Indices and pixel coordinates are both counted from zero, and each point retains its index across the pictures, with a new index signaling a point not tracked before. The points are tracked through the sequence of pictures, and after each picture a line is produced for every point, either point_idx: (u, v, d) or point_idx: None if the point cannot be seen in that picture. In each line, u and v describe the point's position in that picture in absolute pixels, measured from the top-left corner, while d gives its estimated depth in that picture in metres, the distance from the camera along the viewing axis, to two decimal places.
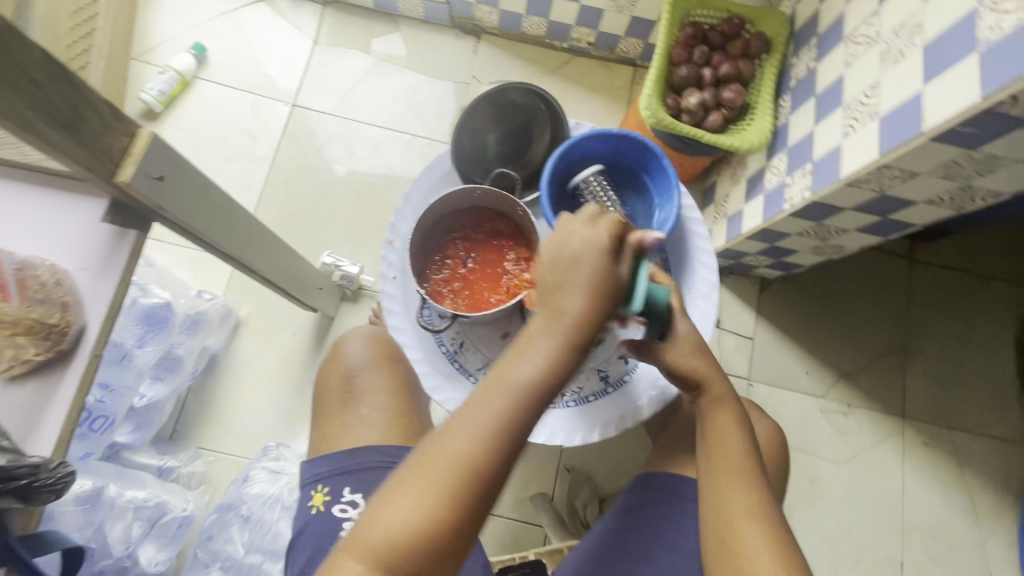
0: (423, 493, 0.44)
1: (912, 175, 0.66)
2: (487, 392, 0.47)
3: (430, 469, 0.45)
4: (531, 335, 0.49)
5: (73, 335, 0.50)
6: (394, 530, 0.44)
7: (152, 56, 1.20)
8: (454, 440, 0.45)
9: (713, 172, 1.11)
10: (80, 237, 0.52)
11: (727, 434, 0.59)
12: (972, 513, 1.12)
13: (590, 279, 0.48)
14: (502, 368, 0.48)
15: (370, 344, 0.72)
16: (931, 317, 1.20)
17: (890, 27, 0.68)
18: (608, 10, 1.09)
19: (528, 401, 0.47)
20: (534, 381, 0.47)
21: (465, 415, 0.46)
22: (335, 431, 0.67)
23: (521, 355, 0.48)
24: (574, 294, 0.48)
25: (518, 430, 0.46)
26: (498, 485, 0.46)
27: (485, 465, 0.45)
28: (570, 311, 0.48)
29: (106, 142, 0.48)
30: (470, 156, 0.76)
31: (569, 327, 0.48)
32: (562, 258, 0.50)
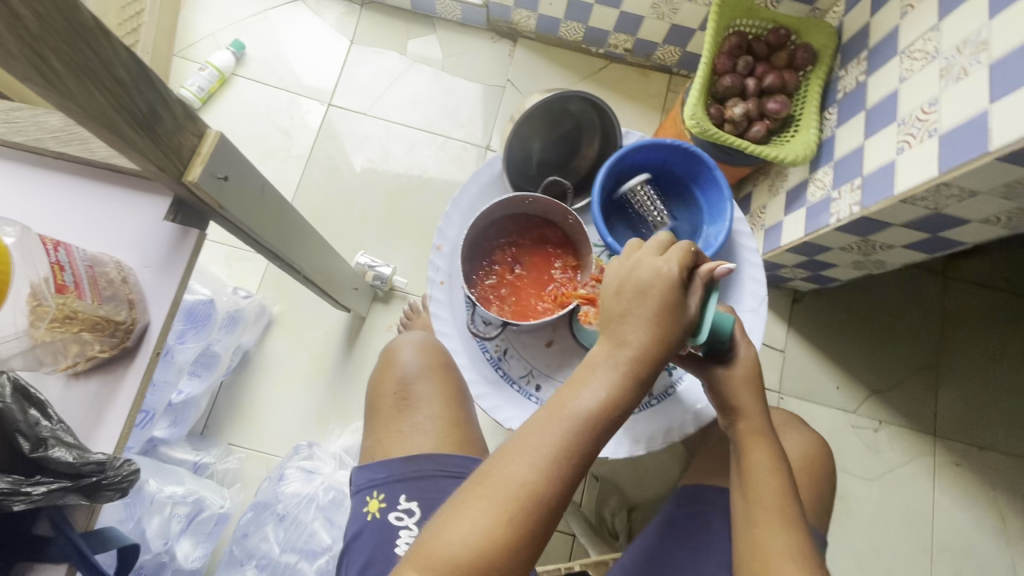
0: (485, 517, 0.43)
1: (971, 195, 0.65)
2: (548, 417, 0.46)
3: (492, 491, 0.44)
4: (592, 362, 0.48)
5: (137, 333, 0.51)
6: (454, 552, 0.43)
7: (192, 53, 1.20)
8: (515, 464, 0.44)
9: (748, 182, 1.10)
10: (142, 235, 0.52)
11: (765, 471, 0.56)
12: (1003, 535, 1.11)
13: (657, 309, 0.47)
14: (563, 394, 0.47)
15: (424, 351, 0.72)
16: (964, 334, 1.18)
17: (951, 43, 0.67)
18: (648, 17, 1.08)
19: (591, 429, 0.45)
20: (597, 408, 0.45)
21: (526, 438, 0.45)
22: (390, 438, 0.67)
23: (584, 381, 0.47)
24: (640, 325, 0.47)
25: (580, 458, 0.45)
26: (559, 513, 0.45)
27: (547, 492, 0.44)
28: (635, 341, 0.47)
29: (179, 143, 0.48)
30: (518, 163, 0.76)
31: (631, 355, 0.47)
32: (628, 285, 0.49)
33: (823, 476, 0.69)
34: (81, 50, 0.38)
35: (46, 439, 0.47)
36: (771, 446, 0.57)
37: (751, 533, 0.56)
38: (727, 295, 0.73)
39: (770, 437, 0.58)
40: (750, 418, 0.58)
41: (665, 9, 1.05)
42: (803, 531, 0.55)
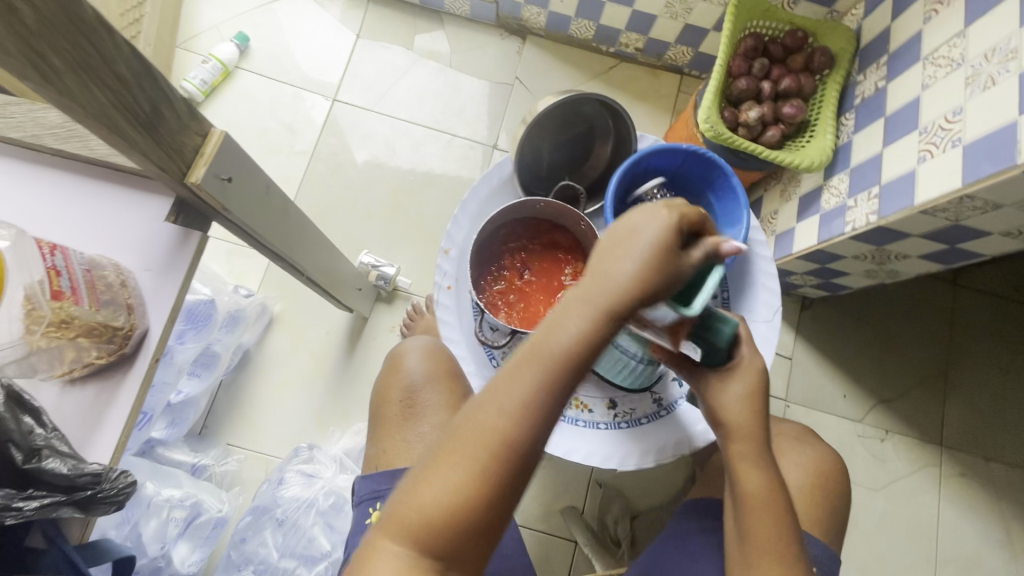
0: (459, 475, 0.39)
1: (995, 207, 0.64)
2: (521, 360, 0.39)
3: (465, 446, 0.39)
4: (570, 299, 0.40)
5: (136, 339, 0.49)
6: (427, 513, 0.39)
7: (194, 45, 1.18)
8: (487, 414, 0.39)
9: (759, 186, 1.08)
10: (142, 237, 0.51)
11: (764, 504, 0.51)
12: (1008, 548, 1.10)
13: (650, 244, 0.40)
14: (537, 332, 0.40)
15: (429, 357, 0.69)
16: (974, 343, 1.16)
17: (978, 51, 0.65)
18: (661, 16, 1.06)
19: (571, 372, 0.39)
20: (576, 348, 0.39)
21: (499, 388, 0.39)
22: (395, 448, 0.66)
23: (560, 320, 0.40)
24: (627, 260, 0.40)
25: (558, 403, 0.39)
26: (540, 461, 0.40)
27: (525, 442, 0.39)
28: (621, 282, 0.39)
29: (181, 142, 0.46)
30: (529, 165, 0.74)
31: (616, 293, 0.39)
32: (619, 235, 0.41)
33: (835, 491, 0.68)
34: (81, 45, 0.36)
35: (40, 449, 0.46)
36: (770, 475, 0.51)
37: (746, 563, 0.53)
38: (740, 305, 0.72)
39: (769, 461, 0.52)
40: (744, 439, 0.52)
41: (679, 9, 1.03)
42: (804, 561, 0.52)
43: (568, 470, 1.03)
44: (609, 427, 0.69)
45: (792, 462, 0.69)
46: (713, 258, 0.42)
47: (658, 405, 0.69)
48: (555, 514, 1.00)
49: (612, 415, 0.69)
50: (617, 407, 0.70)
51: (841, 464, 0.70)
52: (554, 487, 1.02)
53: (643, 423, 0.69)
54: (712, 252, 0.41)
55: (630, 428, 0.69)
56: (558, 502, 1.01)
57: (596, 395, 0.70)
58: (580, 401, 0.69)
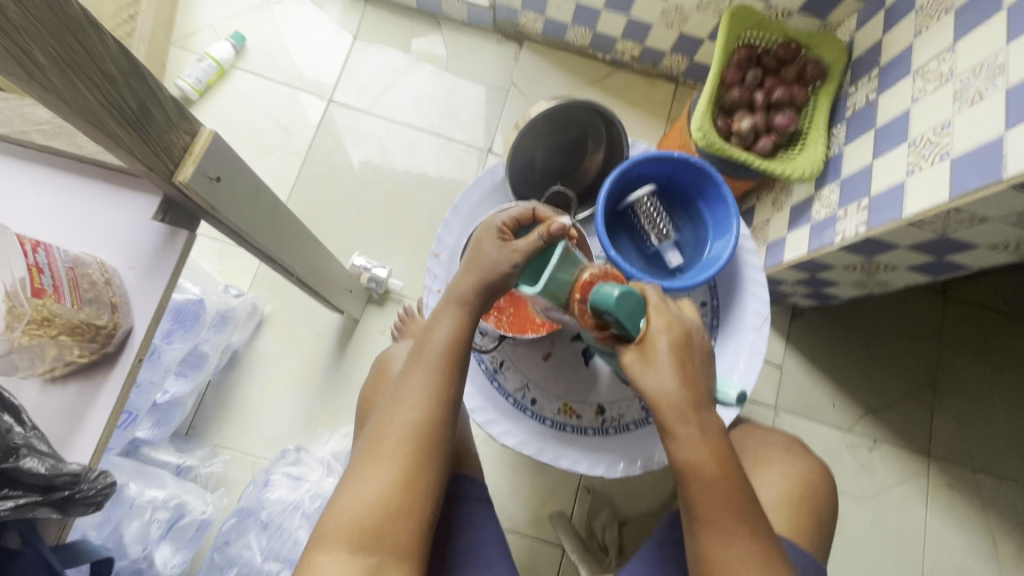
0: (382, 468, 0.48)
1: (982, 220, 0.64)
2: (413, 366, 0.52)
3: (381, 446, 0.49)
4: (442, 307, 0.54)
5: (119, 338, 0.49)
6: (363, 506, 0.47)
7: (191, 43, 1.18)
8: (394, 416, 0.50)
9: (751, 196, 1.09)
10: (128, 235, 0.51)
11: (701, 471, 0.48)
12: (993, 559, 1.10)
13: (492, 248, 0.54)
14: (420, 342, 0.53)
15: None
16: (962, 355, 1.17)
17: (966, 66, 0.66)
18: (657, 24, 1.06)
19: (448, 358, 0.52)
20: (452, 342, 0.52)
21: (401, 390, 0.51)
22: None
23: (434, 324, 0.54)
24: (473, 267, 0.54)
25: (449, 391, 0.51)
26: (445, 435, 0.51)
27: (427, 426, 0.50)
28: (473, 281, 0.54)
29: (169, 141, 0.46)
30: (522, 170, 0.74)
31: (468, 290, 0.54)
32: (473, 250, 0.56)
33: (821, 502, 0.68)
34: (67, 41, 0.36)
35: (17, 448, 0.45)
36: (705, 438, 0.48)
37: (696, 542, 0.49)
38: (728, 313, 0.72)
39: (702, 425, 0.48)
40: (671, 404, 0.48)
41: (674, 18, 1.03)
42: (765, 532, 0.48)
43: (557, 475, 1.03)
44: (596, 433, 0.69)
45: (778, 471, 0.69)
46: (550, 240, 0.51)
47: (645, 412, 0.69)
48: (543, 520, 1.00)
49: (601, 421, 0.69)
50: (606, 412, 0.70)
51: (827, 475, 0.71)
52: (543, 492, 1.01)
53: (630, 430, 0.69)
54: (546, 236, 0.51)
55: (618, 434, 0.69)
56: (546, 508, 1.00)
57: (585, 400, 0.70)
58: (569, 406, 0.70)
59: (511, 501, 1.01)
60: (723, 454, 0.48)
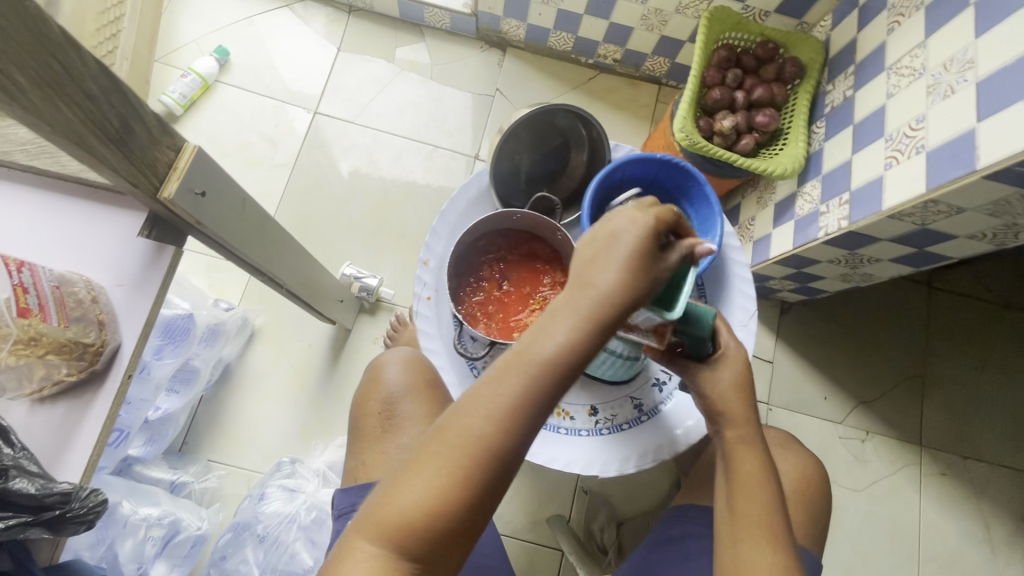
0: (435, 477, 0.40)
1: (958, 211, 0.65)
2: (502, 372, 0.41)
3: (440, 453, 0.41)
4: (558, 309, 0.42)
5: (107, 355, 0.49)
6: (405, 515, 0.41)
7: (175, 59, 1.18)
8: (464, 424, 0.41)
9: (737, 194, 1.10)
10: (116, 253, 0.51)
11: (756, 483, 0.53)
12: (988, 544, 1.11)
13: (626, 251, 0.42)
14: (515, 349, 0.42)
15: (409, 368, 0.69)
16: (949, 344, 1.19)
17: (937, 61, 0.68)
18: (637, 28, 1.08)
19: (546, 378, 0.41)
20: (557, 359, 0.41)
21: (483, 393, 0.41)
22: (376, 459, 0.64)
23: (540, 327, 0.42)
24: (610, 266, 0.42)
25: (535, 414, 0.41)
26: (520, 459, 0.42)
27: (502, 451, 0.40)
28: (609, 286, 0.41)
29: (153, 157, 0.46)
30: (507, 177, 0.75)
31: (601, 296, 0.41)
32: (600, 238, 0.43)
33: (818, 499, 0.68)
34: (47, 62, 0.36)
35: (7, 469, 0.45)
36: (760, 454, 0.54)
37: (734, 545, 0.53)
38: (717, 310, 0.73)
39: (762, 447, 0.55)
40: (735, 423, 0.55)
41: (655, 21, 1.05)
42: (788, 545, 0.52)
43: (554, 478, 1.03)
44: (591, 434, 0.70)
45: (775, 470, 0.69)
46: (688, 258, 0.43)
47: (639, 411, 0.70)
48: (542, 523, 1.00)
49: (595, 424, 0.70)
50: (599, 413, 0.70)
51: (824, 471, 0.71)
52: (540, 495, 1.02)
53: (624, 429, 0.70)
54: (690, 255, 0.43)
55: (612, 434, 0.70)
56: (544, 511, 1.01)
57: (578, 402, 0.71)
58: (561, 409, 0.70)
59: (509, 506, 1.01)
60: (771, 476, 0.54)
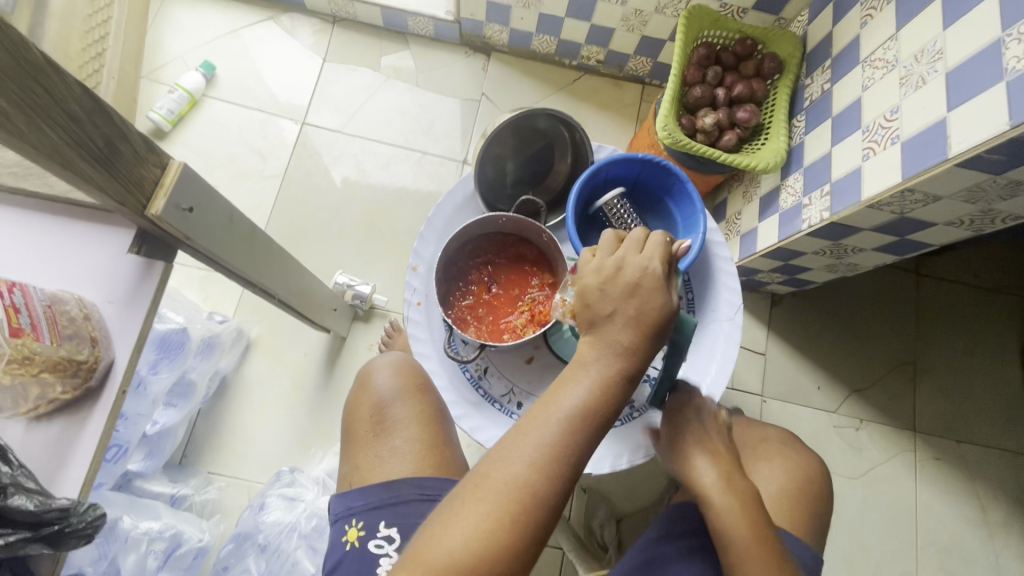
0: (474, 528, 0.40)
1: (935, 199, 0.66)
2: (537, 416, 0.44)
3: (480, 500, 0.41)
4: (583, 363, 0.46)
5: (101, 371, 0.50)
6: (445, 564, 0.39)
7: (161, 75, 1.19)
8: (505, 470, 0.42)
9: (724, 189, 1.12)
10: (107, 270, 0.52)
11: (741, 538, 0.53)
12: (985, 527, 1.12)
13: (644, 305, 0.46)
14: (548, 395, 0.45)
15: (400, 372, 0.69)
16: (939, 330, 1.20)
17: (908, 53, 0.69)
18: (618, 29, 1.09)
19: (581, 426, 0.43)
20: (589, 402, 0.44)
21: (520, 438, 0.43)
22: (368, 464, 0.64)
23: (571, 378, 0.45)
24: (632, 320, 0.46)
25: (574, 458, 0.43)
26: (559, 512, 0.42)
27: (543, 498, 0.41)
28: (636, 336, 0.46)
29: (139, 175, 0.47)
30: (492, 181, 0.76)
31: (631, 347, 0.46)
32: (617, 290, 0.47)
33: (810, 489, 0.69)
34: (30, 86, 0.37)
35: (6, 487, 0.46)
36: (738, 501, 0.54)
37: None
38: (703, 305, 0.74)
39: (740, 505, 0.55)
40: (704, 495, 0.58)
41: (635, 22, 1.06)
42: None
43: None
44: None
45: (768, 465, 0.70)
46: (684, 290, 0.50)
47: (630, 408, 0.71)
48: None
49: None
50: None
51: (816, 461, 0.72)
52: None
53: (617, 426, 0.71)
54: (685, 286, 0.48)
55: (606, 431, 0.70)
56: None
57: None
58: None
59: None
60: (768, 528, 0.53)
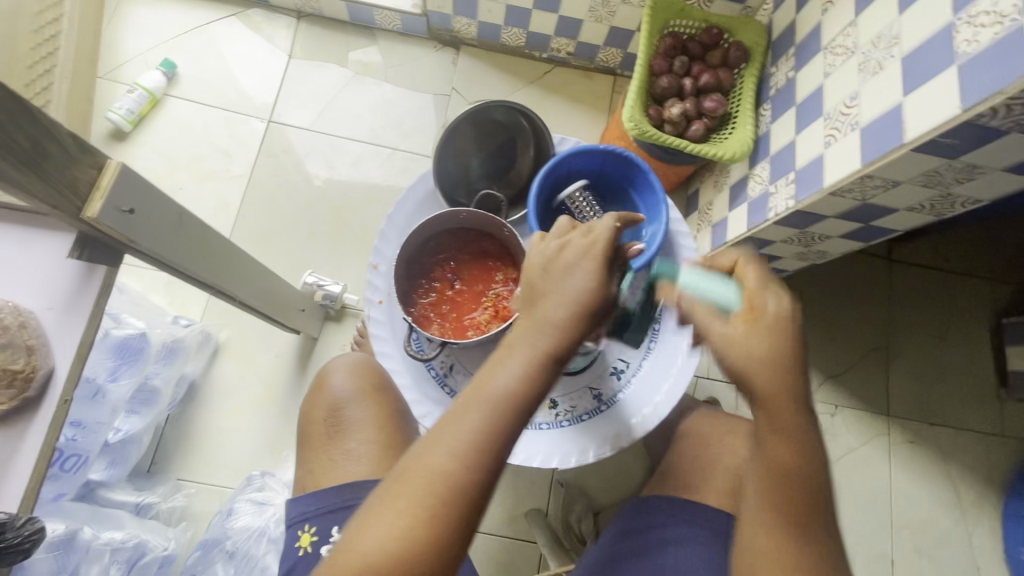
0: (396, 521, 0.40)
1: (894, 184, 0.66)
2: (464, 404, 0.44)
3: (403, 493, 0.41)
4: (511, 346, 0.46)
5: (40, 380, 0.49)
6: (369, 558, 0.40)
7: (120, 74, 1.16)
8: (426, 462, 0.42)
9: (696, 180, 1.12)
10: (46, 277, 0.51)
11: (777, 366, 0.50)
12: (958, 508, 1.14)
13: (578, 288, 0.46)
14: (476, 382, 0.45)
15: (355, 373, 0.69)
16: (911, 315, 1.22)
17: (867, 38, 0.69)
18: (586, 20, 1.08)
19: (506, 411, 0.43)
20: (515, 388, 0.44)
21: (445, 427, 0.43)
22: (322, 467, 0.64)
23: (498, 364, 0.45)
24: (566, 301, 0.46)
25: (500, 444, 0.43)
26: (487, 497, 0.43)
27: (467, 486, 0.41)
28: (568, 318, 0.45)
29: (72, 176, 0.45)
30: (454, 176, 0.75)
31: (561, 328, 0.45)
32: (556, 270, 0.47)
33: None
34: None
35: None
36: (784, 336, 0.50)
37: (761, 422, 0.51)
38: None
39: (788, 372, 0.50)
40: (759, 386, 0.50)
41: (603, 12, 1.05)
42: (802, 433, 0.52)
43: (531, 472, 1.03)
44: (552, 427, 0.70)
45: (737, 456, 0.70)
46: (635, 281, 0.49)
47: (598, 401, 0.71)
48: (520, 518, 1.01)
49: (555, 416, 0.70)
50: (559, 406, 0.71)
51: None
52: (517, 491, 1.02)
53: (585, 420, 0.70)
54: None
55: (573, 426, 0.70)
56: (522, 506, 1.01)
57: None
58: None
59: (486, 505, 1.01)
60: (803, 413, 0.51)
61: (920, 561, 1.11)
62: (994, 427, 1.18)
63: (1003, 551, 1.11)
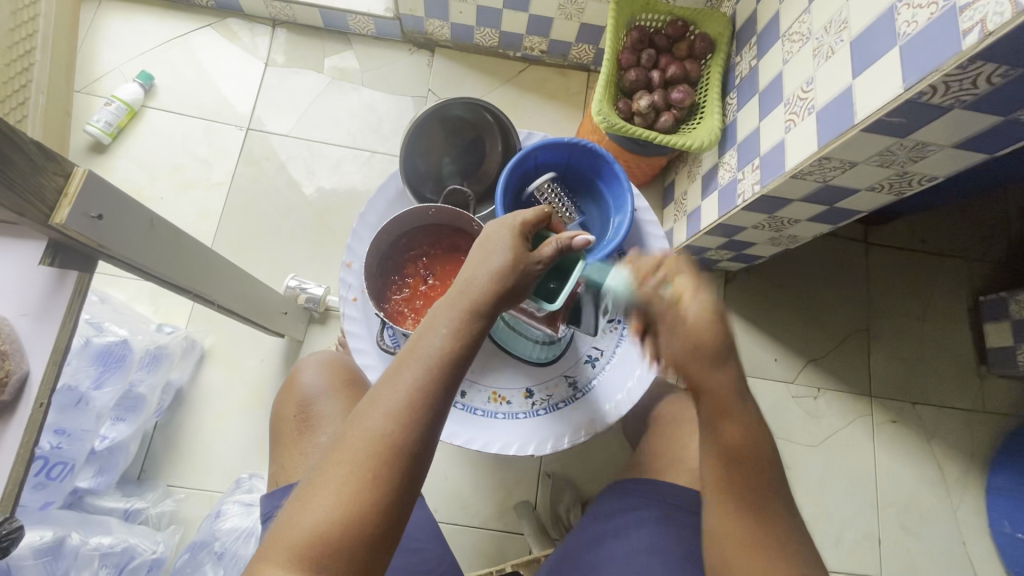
0: (337, 484, 0.43)
1: (852, 165, 0.68)
2: (395, 371, 0.47)
3: (343, 458, 0.44)
4: (439, 313, 0.49)
5: (14, 384, 0.52)
6: (316, 525, 0.42)
7: (97, 88, 1.18)
8: (363, 427, 0.45)
9: (671, 171, 1.14)
10: (20, 285, 0.53)
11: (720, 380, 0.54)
12: (942, 484, 1.15)
13: (501, 255, 0.50)
14: (408, 349, 0.48)
15: (325, 370, 0.72)
16: (889, 296, 1.24)
17: (820, 24, 0.71)
18: (557, 18, 1.10)
19: (437, 371, 0.47)
20: (444, 348, 0.47)
21: (380, 393, 0.46)
22: (293, 461, 0.66)
23: (427, 330, 0.48)
24: (480, 263, 0.50)
25: (433, 401, 0.46)
26: (425, 453, 0.45)
27: (404, 443, 0.44)
28: (487, 283, 0.49)
29: (38, 184, 0.46)
30: (425, 175, 0.77)
31: (480, 292, 0.49)
32: (482, 247, 0.52)
33: None
34: None
35: None
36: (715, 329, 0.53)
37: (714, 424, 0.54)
38: None
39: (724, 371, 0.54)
40: (720, 386, 0.54)
41: (572, 9, 1.07)
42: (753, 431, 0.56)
43: (519, 465, 1.05)
44: (528, 416, 0.72)
45: None
46: (568, 247, 0.52)
47: (573, 388, 0.72)
48: (509, 510, 1.02)
49: (531, 405, 0.72)
50: (535, 395, 0.72)
51: None
52: (505, 484, 1.03)
53: (561, 408, 0.72)
54: (562, 244, 0.51)
55: (549, 414, 0.72)
56: (511, 498, 1.02)
57: (513, 386, 0.73)
58: (498, 394, 0.72)
59: (475, 499, 1.02)
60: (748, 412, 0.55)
61: (907, 538, 1.13)
62: (976, 403, 1.19)
63: (987, 524, 1.13)
